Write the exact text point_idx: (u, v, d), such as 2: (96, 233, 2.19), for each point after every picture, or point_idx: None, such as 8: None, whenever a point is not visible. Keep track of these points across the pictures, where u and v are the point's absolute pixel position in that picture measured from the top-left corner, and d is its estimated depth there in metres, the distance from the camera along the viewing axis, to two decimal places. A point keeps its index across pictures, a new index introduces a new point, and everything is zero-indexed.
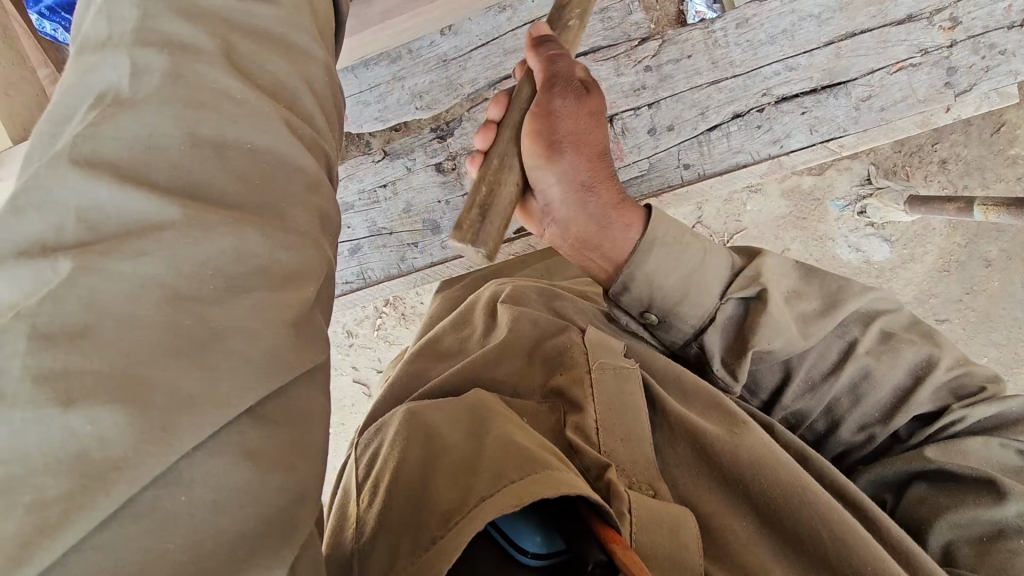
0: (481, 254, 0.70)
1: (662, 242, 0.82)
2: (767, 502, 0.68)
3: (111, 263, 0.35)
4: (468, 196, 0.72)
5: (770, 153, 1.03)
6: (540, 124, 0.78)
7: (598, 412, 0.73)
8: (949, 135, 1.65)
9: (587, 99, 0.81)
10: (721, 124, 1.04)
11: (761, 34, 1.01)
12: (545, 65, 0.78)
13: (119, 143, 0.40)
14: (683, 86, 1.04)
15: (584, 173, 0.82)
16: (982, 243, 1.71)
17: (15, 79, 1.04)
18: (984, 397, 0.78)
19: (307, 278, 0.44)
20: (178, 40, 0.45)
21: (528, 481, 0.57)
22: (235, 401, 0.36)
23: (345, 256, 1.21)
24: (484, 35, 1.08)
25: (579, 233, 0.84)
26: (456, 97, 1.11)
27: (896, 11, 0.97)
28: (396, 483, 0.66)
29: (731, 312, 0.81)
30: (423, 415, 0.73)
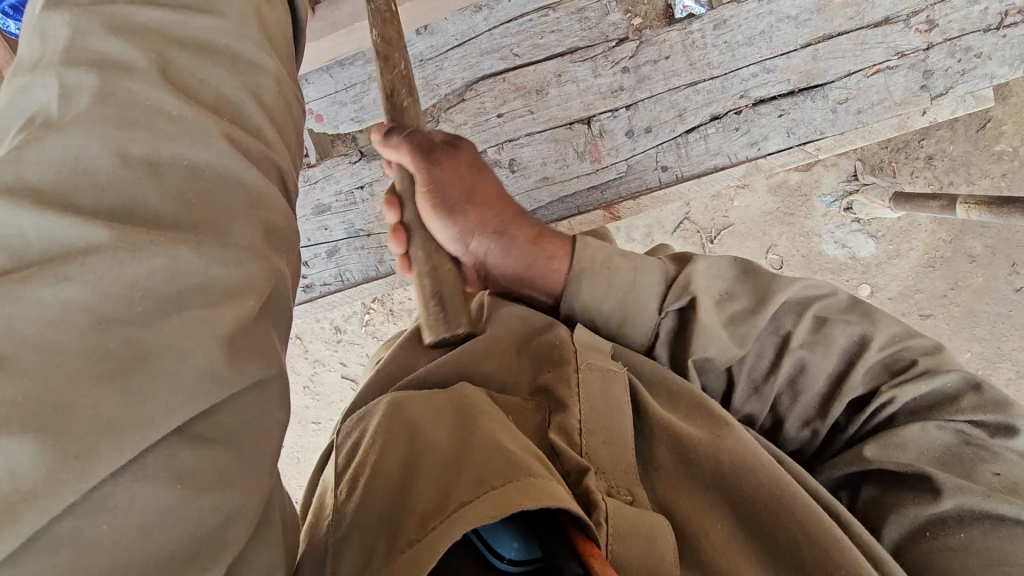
0: (458, 334, 0.83)
1: (590, 269, 0.86)
2: (747, 505, 0.67)
3: (29, 288, 0.35)
4: (421, 293, 0.85)
5: (747, 155, 1.02)
6: (430, 195, 0.86)
7: (584, 413, 0.72)
8: (935, 131, 1.65)
9: (459, 154, 0.87)
10: (699, 126, 1.03)
11: (738, 35, 1.00)
12: (404, 147, 0.84)
13: (43, 165, 0.39)
14: (662, 88, 1.03)
15: (492, 221, 0.89)
16: (968, 239, 1.72)
17: None
18: (914, 375, 0.76)
19: (249, 292, 0.43)
20: (110, 57, 0.45)
21: (508, 490, 0.57)
22: (162, 422, 0.35)
23: (323, 258, 1.20)
24: (459, 35, 1.07)
25: (513, 276, 0.91)
26: (433, 98, 1.10)
27: (874, 13, 0.96)
28: (374, 479, 0.64)
29: (671, 321, 0.83)
30: (407, 410, 0.72)
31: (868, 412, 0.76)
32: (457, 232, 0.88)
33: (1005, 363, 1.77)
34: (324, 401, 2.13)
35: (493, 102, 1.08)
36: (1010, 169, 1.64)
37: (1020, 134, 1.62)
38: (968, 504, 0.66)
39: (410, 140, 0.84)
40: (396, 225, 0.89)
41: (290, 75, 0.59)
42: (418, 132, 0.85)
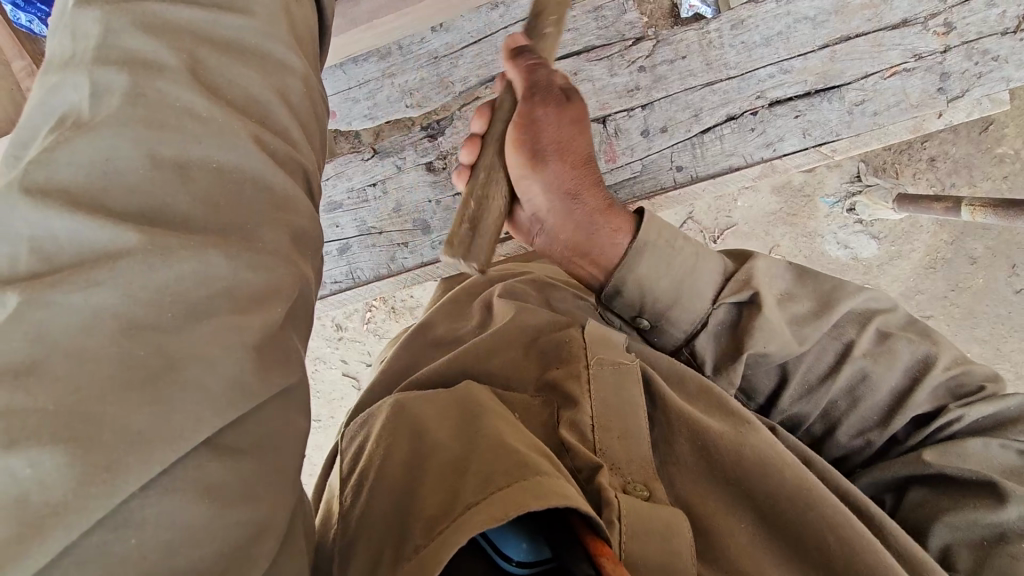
0: (472, 268, 0.80)
1: (653, 245, 0.84)
2: (770, 503, 0.67)
3: (60, 295, 0.35)
4: (458, 213, 0.82)
5: (763, 156, 1.02)
6: (521, 132, 0.85)
7: (594, 409, 0.71)
8: (938, 133, 1.66)
9: (567, 106, 0.85)
10: (715, 126, 1.03)
11: (756, 36, 1.00)
12: (525, 74, 0.84)
13: (72, 167, 0.39)
14: (677, 88, 1.03)
15: (568, 179, 0.87)
16: (969, 240, 1.72)
17: None
18: (981, 396, 0.76)
19: (277, 298, 0.43)
20: (141, 56, 0.44)
21: (512, 491, 0.55)
22: (189, 434, 0.35)
23: (334, 255, 1.19)
24: (475, 32, 1.06)
25: (567, 242, 0.89)
26: (448, 96, 1.09)
27: (892, 15, 0.96)
28: (381, 482, 0.65)
29: (726, 315, 0.82)
30: (412, 411, 0.71)
31: (934, 426, 0.76)
32: (535, 177, 0.86)
33: (1003, 365, 1.78)
34: (324, 399, 2.11)
35: None
36: (1011, 171, 1.65)
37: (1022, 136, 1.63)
38: None
39: (534, 75, 0.83)
40: (475, 134, 0.91)
41: (317, 76, 0.58)
42: (547, 70, 0.85)
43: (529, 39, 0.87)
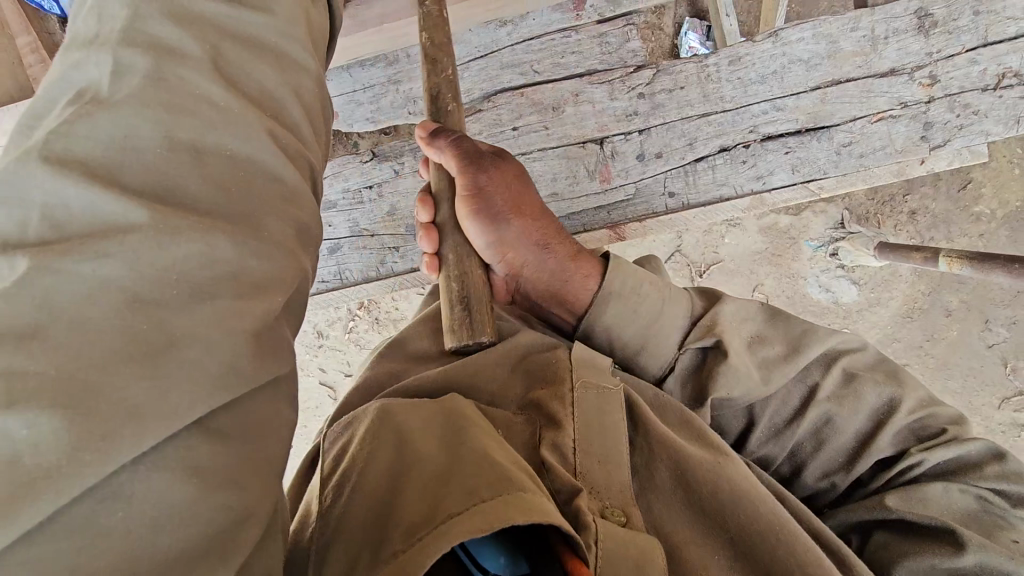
0: (481, 341, 0.77)
1: (618, 293, 0.85)
2: (743, 539, 0.66)
3: (70, 264, 0.34)
4: (445, 294, 0.80)
5: (752, 188, 1.06)
6: (472, 207, 0.83)
7: (577, 432, 0.70)
8: (919, 188, 1.73)
9: (501, 167, 0.85)
10: (708, 156, 1.06)
11: (752, 73, 1.03)
12: (451, 150, 0.81)
13: (92, 141, 0.39)
14: (674, 116, 1.06)
15: (533, 234, 0.88)
16: (945, 293, 1.78)
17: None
18: (944, 441, 0.78)
19: (275, 287, 0.43)
20: (165, 43, 0.44)
21: (494, 503, 0.53)
22: (184, 412, 0.34)
23: (323, 254, 1.18)
24: (482, 47, 1.09)
25: (543, 293, 0.90)
26: None
27: (881, 64, 1.00)
28: (362, 485, 0.61)
29: (692, 357, 0.82)
30: (399, 416, 0.68)
31: (897, 470, 0.77)
32: (496, 242, 0.85)
33: (974, 419, 1.81)
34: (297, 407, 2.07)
35: (509, 115, 1.09)
36: (987, 230, 1.72)
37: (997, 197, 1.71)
38: (990, 563, 0.66)
39: (462, 143, 0.81)
40: (430, 224, 0.87)
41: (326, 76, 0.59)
42: (471, 137, 0.83)
43: (453, 116, 0.84)
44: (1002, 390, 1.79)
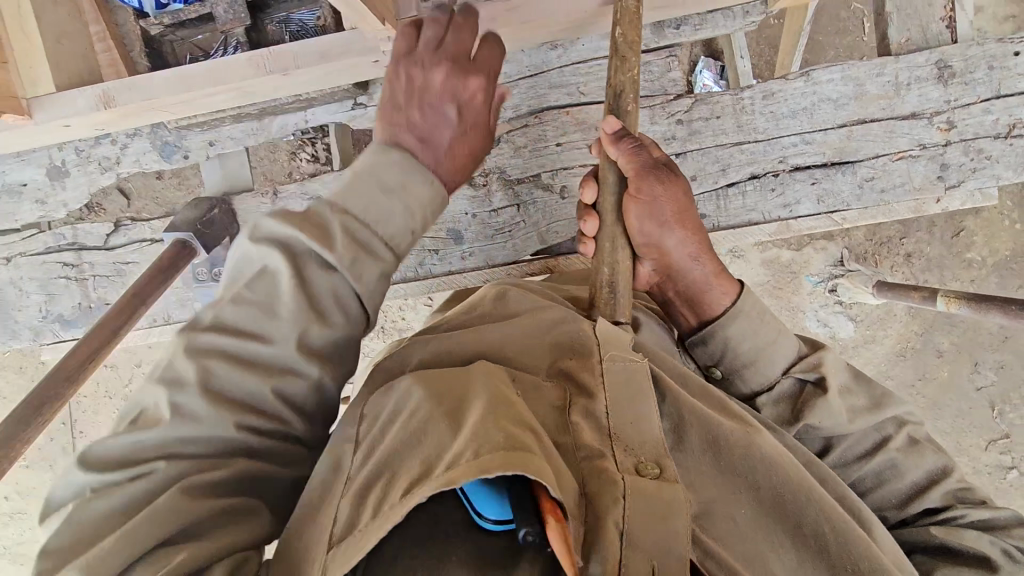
0: (619, 324, 0.90)
1: (748, 313, 0.96)
2: (775, 496, 0.74)
3: (95, 505, 0.59)
4: (597, 278, 0.92)
5: (779, 215, 1.13)
6: (639, 210, 0.91)
7: (608, 399, 0.75)
8: (915, 232, 1.84)
9: (674, 179, 0.92)
10: (739, 182, 1.13)
11: (784, 108, 1.11)
12: (630, 156, 0.89)
13: (113, 445, 0.62)
14: (709, 142, 1.13)
15: (690, 246, 0.94)
16: (937, 334, 1.86)
17: (69, 29, 1.00)
18: (984, 505, 0.94)
19: (222, 466, 0.63)
20: (175, 376, 0.63)
21: (495, 453, 0.55)
22: (137, 550, 0.56)
23: None
24: (532, 67, 1.15)
25: (680, 296, 0.99)
26: (498, 119, 1.17)
27: (903, 107, 1.08)
28: (387, 432, 0.64)
29: (793, 384, 0.97)
30: (434, 374, 0.71)
31: (939, 516, 0.93)
32: (654, 244, 0.93)
33: (960, 457, 1.89)
34: None
35: (554, 131, 1.16)
36: (977, 276, 1.86)
37: (988, 245, 1.85)
38: None
39: (642, 151, 0.89)
40: (592, 212, 0.95)
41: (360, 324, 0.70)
42: (649, 147, 0.90)
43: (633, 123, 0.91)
44: (990, 433, 1.88)
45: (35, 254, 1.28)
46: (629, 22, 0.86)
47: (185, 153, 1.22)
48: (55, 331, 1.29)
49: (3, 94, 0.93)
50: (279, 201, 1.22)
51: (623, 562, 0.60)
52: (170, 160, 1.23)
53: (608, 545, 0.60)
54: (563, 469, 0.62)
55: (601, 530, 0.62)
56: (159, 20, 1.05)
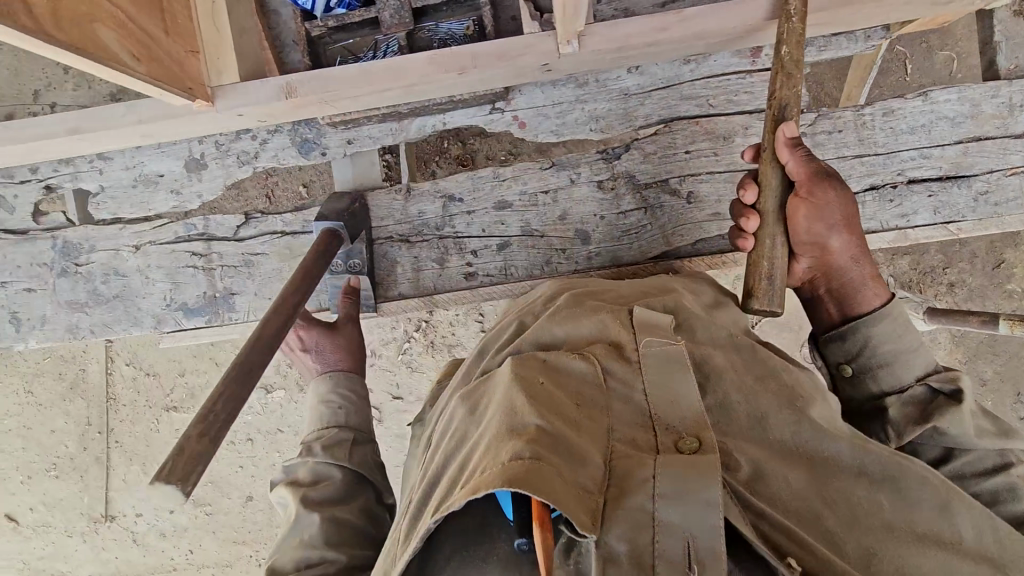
0: (776, 311, 0.99)
1: (897, 315, 1.00)
2: (825, 463, 0.79)
3: None
4: (756, 269, 1.00)
5: (897, 224, 1.19)
6: (808, 212, 0.97)
7: (645, 386, 0.80)
8: (958, 262, 1.92)
9: (842, 186, 0.97)
10: (859, 192, 1.20)
11: (902, 124, 1.19)
12: (801, 163, 0.97)
13: None
14: (831, 155, 1.20)
15: (852, 247, 1.00)
16: (980, 363, 1.91)
17: (246, 28, 1.07)
18: None
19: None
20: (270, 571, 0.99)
21: (502, 469, 0.67)
22: None
23: (492, 250, 1.26)
24: (665, 79, 1.22)
25: (830, 293, 1.04)
26: (630, 127, 1.24)
27: (1016, 127, 1.16)
28: (461, 441, 0.82)
29: (924, 392, 0.98)
30: (497, 379, 0.84)
31: None
32: (816, 244, 0.99)
33: None
34: None
35: (683, 140, 1.22)
36: (1017, 307, 1.94)
37: None
38: None
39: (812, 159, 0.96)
40: (753, 210, 1.02)
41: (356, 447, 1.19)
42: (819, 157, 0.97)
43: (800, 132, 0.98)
44: None
45: (165, 243, 1.30)
46: (796, 41, 0.94)
47: (323, 151, 1.27)
48: (177, 319, 1.31)
49: (197, 81, 0.97)
50: (412, 199, 1.28)
51: (656, 537, 0.66)
52: (308, 155, 1.27)
53: (639, 524, 0.67)
54: (588, 461, 0.71)
55: (633, 508, 0.68)
56: (325, 22, 1.12)
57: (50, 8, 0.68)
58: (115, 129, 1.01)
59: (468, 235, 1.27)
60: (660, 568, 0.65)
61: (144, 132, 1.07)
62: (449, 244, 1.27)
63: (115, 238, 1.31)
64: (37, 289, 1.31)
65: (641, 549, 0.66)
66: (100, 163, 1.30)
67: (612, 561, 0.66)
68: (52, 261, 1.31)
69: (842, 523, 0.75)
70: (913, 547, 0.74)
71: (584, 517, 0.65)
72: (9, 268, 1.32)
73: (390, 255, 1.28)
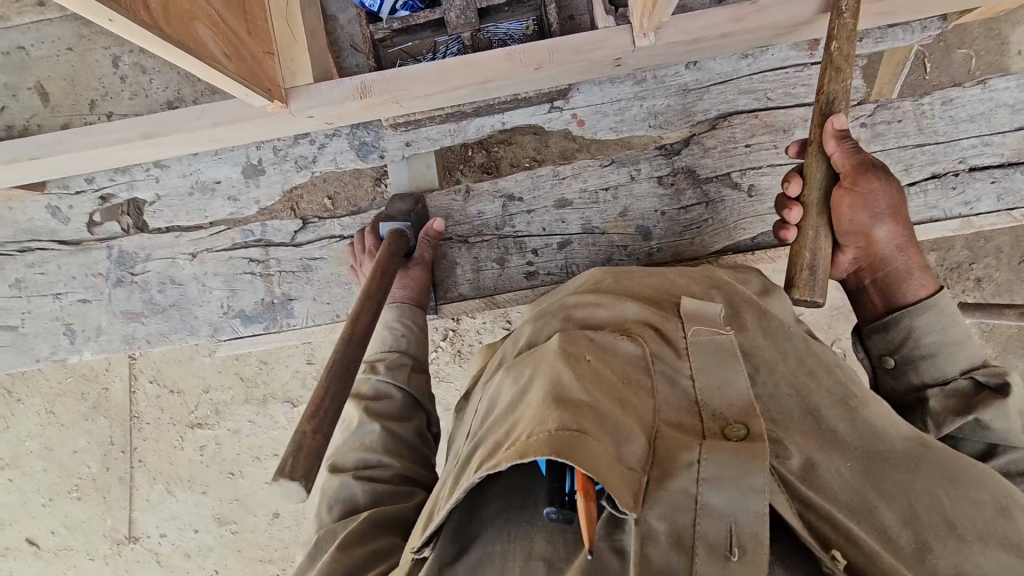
0: (817, 301, 0.96)
1: (948, 309, 0.93)
2: (880, 463, 0.72)
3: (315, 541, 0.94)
4: (796, 258, 0.98)
5: (961, 212, 1.19)
6: (850, 201, 0.94)
7: (693, 369, 0.74)
8: (984, 257, 1.80)
9: (889, 175, 0.93)
10: (921, 180, 1.20)
11: (962, 112, 1.19)
12: (844, 153, 0.94)
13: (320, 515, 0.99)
14: (892, 145, 1.21)
15: (898, 237, 0.95)
16: (1013, 357, 1.81)
17: (315, 28, 1.07)
18: None
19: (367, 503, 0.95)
20: (332, 462, 1.04)
21: (549, 435, 0.61)
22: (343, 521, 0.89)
23: (553, 248, 1.26)
24: (723, 74, 1.23)
25: (875, 285, 0.98)
26: (688, 122, 1.24)
27: None
28: (493, 417, 0.74)
29: (968, 385, 0.91)
30: (537, 354, 0.76)
31: None
32: (859, 233, 0.95)
33: None
34: None
35: (743, 134, 1.23)
36: None
37: None
38: None
39: (856, 149, 0.94)
40: (795, 200, 1.00)
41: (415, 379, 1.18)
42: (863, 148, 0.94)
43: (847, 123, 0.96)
44: None
45: (221, 250, 1.29)
46: (847, 36, 0.93)
47: (381, 153, 1.28)
48: (234, 326, 1.28)
49: (274, 83, 0.97)
50: (471, 199, 1.27)
51: (697, 520, 0.62)
52: (366, 158, 1.27)
53: (679, 506, 0.62)
54: (633, 440, 0.65)
55: (674, 490, 0.63)
56: (390, 24, 1.13)
57: (161, 3, 0.71)
58: (186, 132, 1.02)
59: (528, 234, 1.26)
60: (700, 550, 0.61)
61: (214, 136, 1.07)
62: (509, 243, 1.26)
63: (171, 246, 1.30)
64: (92, 300, 1.30)
65: (680, 531, 0.62)
66: (157, 172, 1.29)
67: (650, 540, 0.62)
68: (107, 272, 1.30)
69: (899, 523, 0.68)
70: (978, 549, 0.66)
71: (627, 496, 0.60)
72: (64, 279, 1.31)
73: (450, 256, 1.27)
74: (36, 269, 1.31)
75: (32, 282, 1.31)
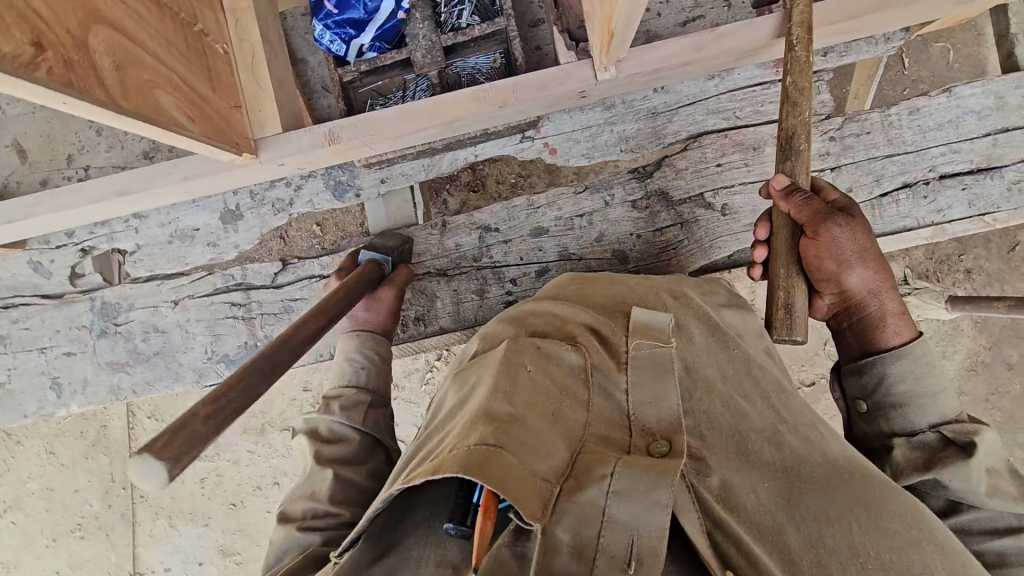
0: (795, 340, 0.95)
1: (921, 357, 0.93)
2: (799, 487, 0.72)
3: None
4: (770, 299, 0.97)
5: (934, 220, 1.20)
6: (818, 251, 0.94)
7: (628, 382, 0.73)
8: (972, 248, 1.81)
9: (855, 223, 0.93)
10: (892, 191, 1.21)
11: (930, 121, 1.20)
12: (803, 208, 0.93)
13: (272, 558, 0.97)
14: (863, 156, 1.21)
15: (870, 281, 0.94)
16: (1006, 347, 1.80)
17: (283, 77, 1.09)
18: None
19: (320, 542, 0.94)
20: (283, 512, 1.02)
21: (466, 449, 0.61)
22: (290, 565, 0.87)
23: (532, 276, 1.26)
24: (691, 96, 1.24)
25: (852, 327, 0.99)
26: (659, 145, 1.25)
27: None
28: (430, 428, 0.74)
29: (935, 440, 0.91)
30: (483, 362, 0.76)
31: None
32: (831, 280, 0.95)
33: None
34: None
35: (714, 153, 1.24)
36: None
37: None
38: None
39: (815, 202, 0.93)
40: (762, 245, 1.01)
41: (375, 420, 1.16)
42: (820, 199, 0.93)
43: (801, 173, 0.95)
44: None
45: (203, 296, 1.30)
46: (800, 69, 0.94)
47: (356, 192, 1.28)
48: (219, 371, 1.29)
49: (242, 135, 0.98)
50: (448, 232, 1.28)
51: (602, 532, 0.61)
52: (342, 198, 1.28)
53: (586, 518, 0.61)
54: (554, 454, 0.64)
55: (584, 501, 0.62)
56: (357, 67, 1.15)
57: (117, 79, 0.73)
58: (159, 187, 1.03)
59: (506, 263, 1.27)
60: (600, 563, 0.60)
61: (187, 189, 1.08)
62: (488, 275, 1.27)
63: (152, 295, 1.30)
64: (77, 352, 1.31)
65: (583, 543, 0.61)
66: (136, 223, 1.31)
67: (553, 550, 0.60)
68: (90, 324, 1.31)
69: (806, 547, 0.67)
70: None
71: (533, 508, 0.60)
72: (48, 333, 1.31)
73: (430, 290, 1.28)
74: (20, 324, 1.32)
75: (16, 338, 1.32)
